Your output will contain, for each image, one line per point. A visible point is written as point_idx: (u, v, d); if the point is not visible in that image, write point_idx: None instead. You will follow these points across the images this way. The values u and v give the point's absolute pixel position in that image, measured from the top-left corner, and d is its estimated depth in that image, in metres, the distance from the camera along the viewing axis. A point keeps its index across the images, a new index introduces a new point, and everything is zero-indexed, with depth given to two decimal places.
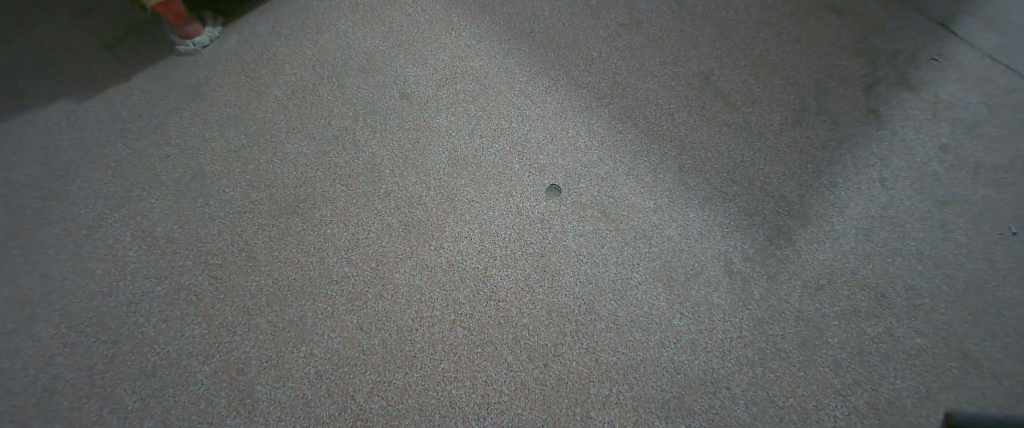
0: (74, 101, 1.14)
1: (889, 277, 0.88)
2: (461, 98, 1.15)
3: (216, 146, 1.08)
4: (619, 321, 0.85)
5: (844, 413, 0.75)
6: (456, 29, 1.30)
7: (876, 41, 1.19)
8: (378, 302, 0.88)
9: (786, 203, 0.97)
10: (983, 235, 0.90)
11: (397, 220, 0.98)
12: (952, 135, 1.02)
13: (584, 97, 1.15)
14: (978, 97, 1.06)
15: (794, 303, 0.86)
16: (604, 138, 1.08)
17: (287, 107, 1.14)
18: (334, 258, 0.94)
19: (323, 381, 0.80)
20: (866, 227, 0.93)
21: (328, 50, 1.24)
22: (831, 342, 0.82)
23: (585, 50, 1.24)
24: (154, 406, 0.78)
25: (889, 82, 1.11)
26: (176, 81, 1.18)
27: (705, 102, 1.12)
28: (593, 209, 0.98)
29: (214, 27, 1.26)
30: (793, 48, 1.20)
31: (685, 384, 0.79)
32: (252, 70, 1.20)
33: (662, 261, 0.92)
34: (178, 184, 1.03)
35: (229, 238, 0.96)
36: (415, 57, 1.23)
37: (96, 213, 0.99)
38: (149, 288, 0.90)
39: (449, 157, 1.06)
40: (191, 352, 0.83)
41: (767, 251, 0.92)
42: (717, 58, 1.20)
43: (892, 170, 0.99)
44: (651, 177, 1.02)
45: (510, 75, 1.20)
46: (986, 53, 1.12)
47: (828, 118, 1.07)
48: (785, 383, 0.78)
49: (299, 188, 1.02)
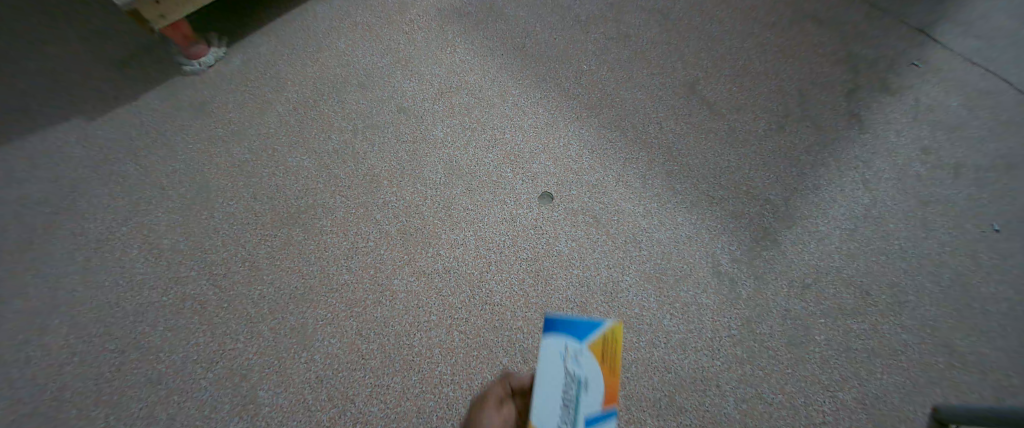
0: (83, 119, 1.19)
1: (873, 275, 0.90)
2: (456, 111, 1.19)
3: (220, 161, 1.12)
4: (610, 322, 0.88)
5: (832, 408, 0.78)
6: (451, 46, 1.34)
7: (857, 49, 1.23)
8: (377, 308, 0.91)
9: (771, 206, 1.00)
10: (966, 232, 0.93)
11: (395, 228, 1.01)
12: (933, 138, 1.05)
13: (575, 108, 1.19)
14: (957, 100, 1.09)
15: (781, 302, 0.89)
16: (594, 147, 1.11)
17: (289, 122, 1.18)
18: (334, 266, 0.97)
19: (324, 385, 0.83)
20: (850, 227, 0.96)
21: (329, 68, 1.28)
22: (818, 339, 0.84)
23: (575, 63, 1.28)
24: (159, 413, 0.81)
25: (870, 87, 1.14)
26: (182, 99, 1.22)
27: (692, 110, 1.16)
28: (584, 215, 1.01)
29: (220, 48, 1.31)
30: (777, 56, 1.25)
31: (676, 382, 0.82)
32: (255, 88, 1.24)
33: (652, 263, 0.94)
34: (184, 198, 1.07)
35: (233, 248, 1.00)
36: (412, 73, 1.28)
37: (105, 227, 1.02)
38: (155, 298, 0.94)
39: (445, 167, 1.10)
40: (195, 359, 0.86)
41: (753, 252, 0.95)
42: (703, 68, 1.24)
43: (875, 172, 1.02)
44: (640, 182, 1.05)
45: (503, 88, 1.24)
46: (965, 57, 1.16)
47: (811, 123, 1.11)
48: (773, 380, 0.81)
49: (301, 199, 1.06)
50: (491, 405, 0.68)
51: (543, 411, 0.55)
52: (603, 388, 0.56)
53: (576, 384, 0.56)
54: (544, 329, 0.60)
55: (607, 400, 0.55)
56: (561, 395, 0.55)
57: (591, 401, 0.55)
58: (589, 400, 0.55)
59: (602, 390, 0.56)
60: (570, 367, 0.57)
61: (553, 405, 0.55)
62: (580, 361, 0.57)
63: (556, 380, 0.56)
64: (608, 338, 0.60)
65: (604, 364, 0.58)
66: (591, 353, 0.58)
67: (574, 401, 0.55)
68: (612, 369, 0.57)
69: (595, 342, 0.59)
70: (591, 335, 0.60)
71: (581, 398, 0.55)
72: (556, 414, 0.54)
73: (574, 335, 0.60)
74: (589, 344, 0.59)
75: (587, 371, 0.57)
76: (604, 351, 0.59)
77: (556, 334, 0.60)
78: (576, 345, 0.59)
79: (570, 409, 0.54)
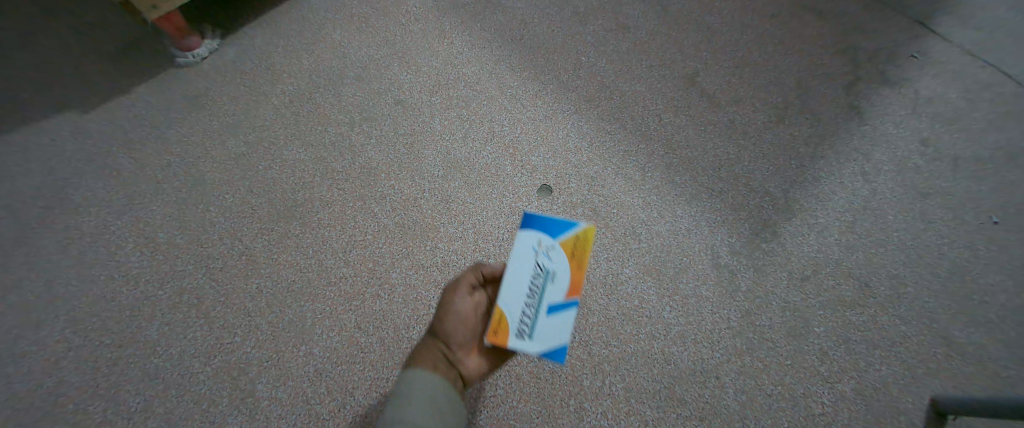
0: (75, 112, 1.17)
1: (872, 267, 0.91)
2: (454, 103, 1.18)
3: (215, 154, 1.11)
4: (610, 315, 0.89)
5: (832, 399, 0.79)
6: (449, 37, 1.30)
7: (860, 38, 1.21)
8: (375, 302, 0.91)
9: (770, 198, 1.00)
10: (965, 225, 0.93)
11: (393, 221, 1.00)
12: (933, 129, 1.04)
13: (574, 100, 1.17)
14: (958, 92, 1.09)
15: (780, 294, 0.89)
16: (593, 139, 1.10)
17: (284, 115, 1.17)
18: (332, 259, 0.96)
19: (323, 378, 0.83)
20: (848, 219, 0.96)
21: (324, 60, 1.26)
22: (816, 331, 0.85)
23: (574, 54, 1.26)
24: (157, 407, 0.82)
25: (872, 78, 1.13)
26: (175, 92, 1.21)
27: (692, 102, 1.14)
28: (583, 208, 1.01)
29: (214, 39, 1.28)
30: (776, 48, 1.22)
31: (675, 374, 0.82)
32: (250, 80, 1.22)
33: (651, 256, 0.94)
34: (179, 192, 1.06)
35: (229, 243, 0.99)
36: (409, 64, 1.25)
37: (99, 221, 1.01)
38: (152, 292, 0.93)
39: (443, 160, 1.09)
40: (193, 353, 0.87)
41: (753, 244, 0.94)
42: (705, 58, 1.22)
43: (874, 164, 1.02)
44: (640, 175, 1.04)
45: (501, 80, 1.21)
46: (968, 48, 1.15)
47: (811, 115, 1.10)
48: (771, 372, 0.82)
49: (298, 192, 1.05)
50: (465, 288, 0.74)
51: (515, 286, 0.69)
52: (569, 282, 0.70)
53: (545, 273, 0.71)
54: (522, 226, 0.75)
55: (570, 289, 0.70)
56: (531, 276, 0.70)
57: (555, 289, 0.70)
58: (554, 287, 0.70)
59: (566, 282, 0.70)
60: (541, 260, 0.72)
61: (524, 282, 0.70)
62: (552, 253, 0.73)
63: (530, 266, 0.71)
64: (580, 238, 0.74)
65: (572, 260, 0.72)
66: (562, 248, 0.73)
67: (539, 283, 0.70)
68: (577, 266, 0.71)
69: (567, 240, 0.74)
70: (564, 235, 0.74)
71: (548, 283, 0.70)
72: (525, 291, 0.69)
73: (549, 233, 0.75)
74: (562, 242, 0.74)
75: (555, 264, 0.72)
76: (575, 250, 0.73)
77: (534, 231, 0.75)
78: (550, 241, 0.74)
79: (535, 291, 0.69)
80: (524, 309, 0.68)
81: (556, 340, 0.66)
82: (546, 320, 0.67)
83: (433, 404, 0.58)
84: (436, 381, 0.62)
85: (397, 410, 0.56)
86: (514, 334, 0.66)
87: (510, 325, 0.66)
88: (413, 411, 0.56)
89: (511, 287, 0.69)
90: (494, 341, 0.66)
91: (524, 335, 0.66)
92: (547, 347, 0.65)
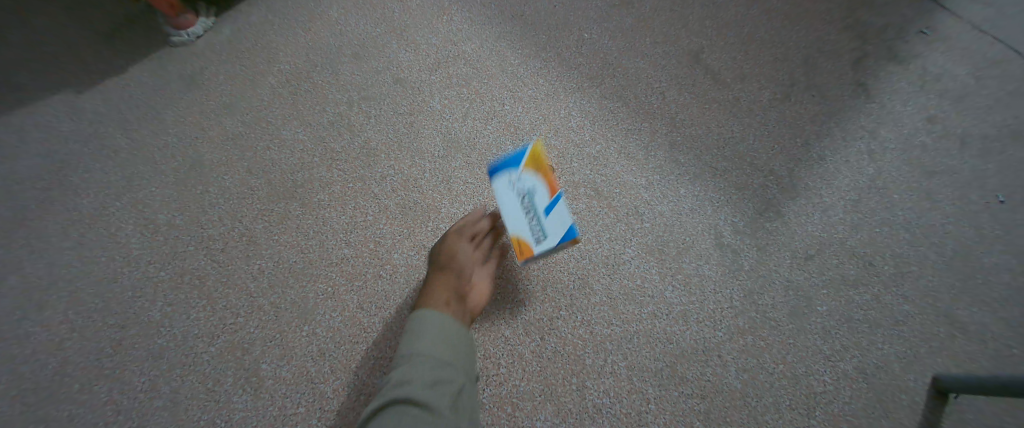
0: (68, 92, 1.15)
1: (876, 246, 0.90)
2: (455, 82, 1.15)
3: (212, 135, 1.09)
4: (613, 294, 0.88)
5: (832, 377, 0.80)
6: (447, 14, 1.26)
7: (870, 12, 1.16)
8: (377, 282, 0.91)
9: (775, 177, 0.98)
10: (971, 203, 0.92)
11: (394, 202, 0.99)
12: (940, 107, 1.02)
13: (576, 77, 1.14)
14: (967, 69, 1.06)
15: (783, 273, 0.89)
16: (595, 118, 1.08)
17: (281, 95, 1.14)
18: (333, 240, 0.96)
19: (326, 358, 0.84)
20: (853, 198, 0.95)
21: (320, 38, 1.23)
22: (819, 310, 0.85)
23: (576, 30, 1.22)
24: (163, 386, 0.83)
25: (880, 54, 1.10)
26: (170, 72, 1.18)
27: (696, 79, 1.12)
28: (586, 188, 0.99)
29: (208, 17, 1.25)
30: (782, 24, 1.18)
31: (677, 353, 0.83)
32: (245, 59, 1.20)
33: (654, 235, 0.94)
34: (177, 173, 1.05)
35: (229, 224, 0.98)
36: (407, 42, 1.22)
37: (97, 202, 1.01)
38: (154, 272, 0.93)
39: (444, 139, 1.07)
40: (197, 334, 0.87)
41: (756, 224, 0.94)
42: (711, 34, 1.18)
43: (880, 142, 1.00)
44: (642, 154, 1.03)
45: (501, 58, 1.18)
46: (979, 23, 1.11)
47: (817, 93, 1.07)
48: (774, 351, 0.82)
49: (298, 173, 1.04)
50: None
51: (513, 218, 0.73)
52: (545, 184, 0.71)
53: (524, 191, 0.72)
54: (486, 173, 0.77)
55: (549, 187, 0.70)
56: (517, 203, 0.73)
57: (540, 195, 0.71)
58: (538, 195, 0.71)
59: (544, 185, 0.71)
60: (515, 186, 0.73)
61: (516, 211, 0.73)
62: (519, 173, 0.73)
63: (511, 197, 0.74)
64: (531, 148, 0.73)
65: (536, 168, 0.72)
66: (523, 164, 0.73)
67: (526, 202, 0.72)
68: (542, 168, 0.71)
69: (523, 157, 0.74)
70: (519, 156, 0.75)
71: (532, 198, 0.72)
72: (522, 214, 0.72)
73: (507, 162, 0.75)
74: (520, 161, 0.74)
75: (526, 179, 0.73)
76: (534, 160, 0.73)
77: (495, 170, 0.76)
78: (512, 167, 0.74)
79: (527, 209, 0.72)
80: (530, 225, 0.71)
81: (563, 227, 0.67)
82: (549, 220, 0.69)
83: (446, 337, 0.64)
84: (447, 319, 0.67)
85: (413, 342, 0.63)
86: (533, 245, 0.70)
87: (527, 242, 0.70)
88: (427, 344, 0.62)
89: (511, 221, 0.73)
90: (523, 258, 0.71)
91: (541, 241, 0.69)
92: (562, 236, 0.67)
